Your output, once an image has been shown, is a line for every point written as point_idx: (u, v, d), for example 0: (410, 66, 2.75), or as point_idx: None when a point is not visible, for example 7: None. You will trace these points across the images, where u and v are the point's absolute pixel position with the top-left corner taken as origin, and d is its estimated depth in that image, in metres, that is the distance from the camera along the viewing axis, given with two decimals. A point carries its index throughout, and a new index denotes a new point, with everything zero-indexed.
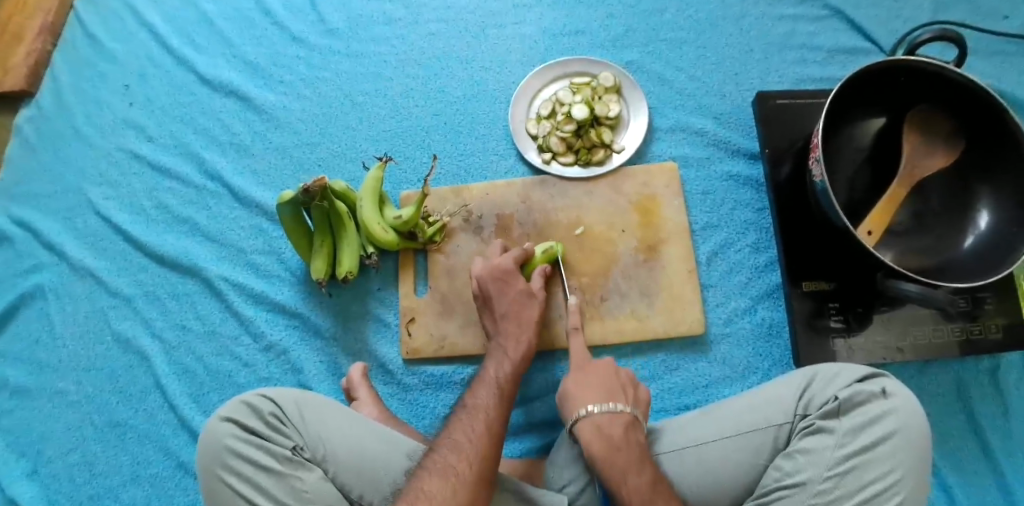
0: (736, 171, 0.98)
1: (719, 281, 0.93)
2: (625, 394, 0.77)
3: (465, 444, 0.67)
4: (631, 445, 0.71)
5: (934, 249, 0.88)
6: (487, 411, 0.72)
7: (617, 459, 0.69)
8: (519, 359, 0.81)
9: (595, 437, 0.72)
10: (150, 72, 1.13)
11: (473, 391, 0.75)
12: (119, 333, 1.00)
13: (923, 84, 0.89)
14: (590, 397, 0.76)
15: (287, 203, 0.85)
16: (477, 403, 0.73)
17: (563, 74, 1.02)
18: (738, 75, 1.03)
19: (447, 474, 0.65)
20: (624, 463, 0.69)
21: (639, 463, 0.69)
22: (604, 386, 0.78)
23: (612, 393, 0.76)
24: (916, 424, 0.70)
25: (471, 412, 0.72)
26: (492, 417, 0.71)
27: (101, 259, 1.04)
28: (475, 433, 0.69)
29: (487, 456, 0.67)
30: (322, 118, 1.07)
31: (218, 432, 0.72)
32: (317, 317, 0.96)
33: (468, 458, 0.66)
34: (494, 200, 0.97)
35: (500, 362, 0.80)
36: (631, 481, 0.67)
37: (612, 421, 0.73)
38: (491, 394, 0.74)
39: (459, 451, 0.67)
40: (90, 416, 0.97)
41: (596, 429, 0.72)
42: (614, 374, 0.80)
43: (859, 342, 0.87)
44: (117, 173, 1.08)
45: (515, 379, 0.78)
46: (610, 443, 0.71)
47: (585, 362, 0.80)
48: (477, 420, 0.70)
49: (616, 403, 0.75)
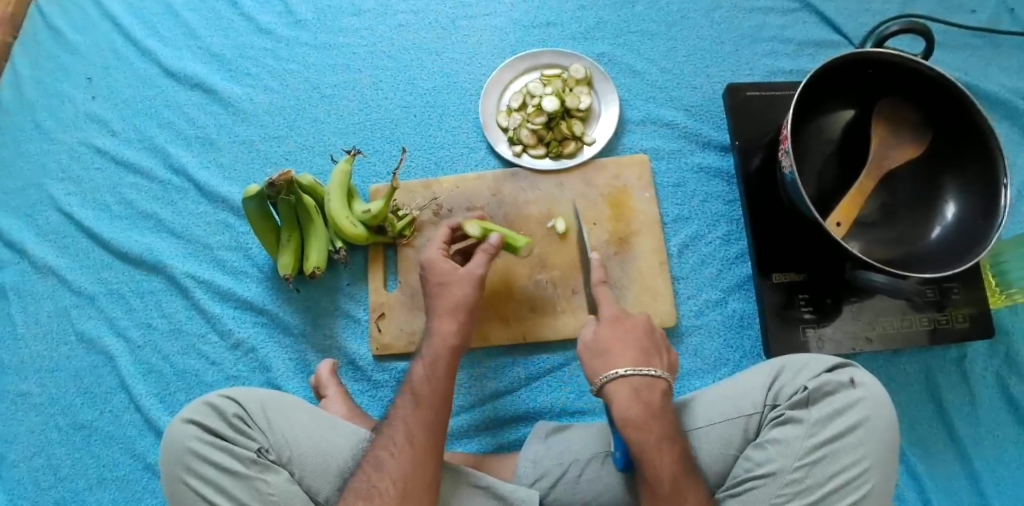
0: (706, 163, 0.98)
1: (690, 273, 0.93)
2: (658, 358, 0.73)
3: (387, 463, 0.67)
4: (665, 416, 0.69)
5: (902, 241, 0.89)
6: (407, 423, 0.70)
7: (651, 430, 0.67)
8: (448, 355, 0.75)
9: (632, 402, 0.69)
10: (114, 64, 1.10)
11: (397, 399, 0.73)
12: (82, 333, 0.97)
13: (890, 77, 0.89)
14: (627, 359, 0.71)
15: (252, 198, 0.83)
16: (397, 416, 0.71)
17: (534, 66, 1.01)
18: (710, 67, 1.03)
19: (370, 496, 0.65)
20: (657, 437, 0.67)
21: (670, 437, 0.68)
22: (640, 346, 0.73)
23: (648, 355, 0.73)
24: (883, 413, 0.70)
25: (393, 426, 0.71)
26: (412, 427, 0.69)
27: (63, 256, 1.01)
28: (397, 448, 0.68)
29: (410, 472, 0.67)
30: (290, 111, 1.05)
31: (181, 435, 0.70)
32: (285, 313, 0.95)
33: (391, 477, 0.66)
34: (464, 194, 0.96)
35: (425, 361, 0.75)
36: (664, 451, 0.67)
37: (650, 387, 0.70)
38: (411, 403, 0.72)
39: (382, 470, 0.67)
40: (53, 418, 0.95)
41: (634, 393, 0.69)
42: (649, 332, 0.75)
43: (829, 333, 0.88)
44: (79, 168, 1.06)
45: (439, 377, 0.73)
46: (649, 410, 0.68)
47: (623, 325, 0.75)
48: (398, 434, 0.69)
49: (653, 368, 0.71)
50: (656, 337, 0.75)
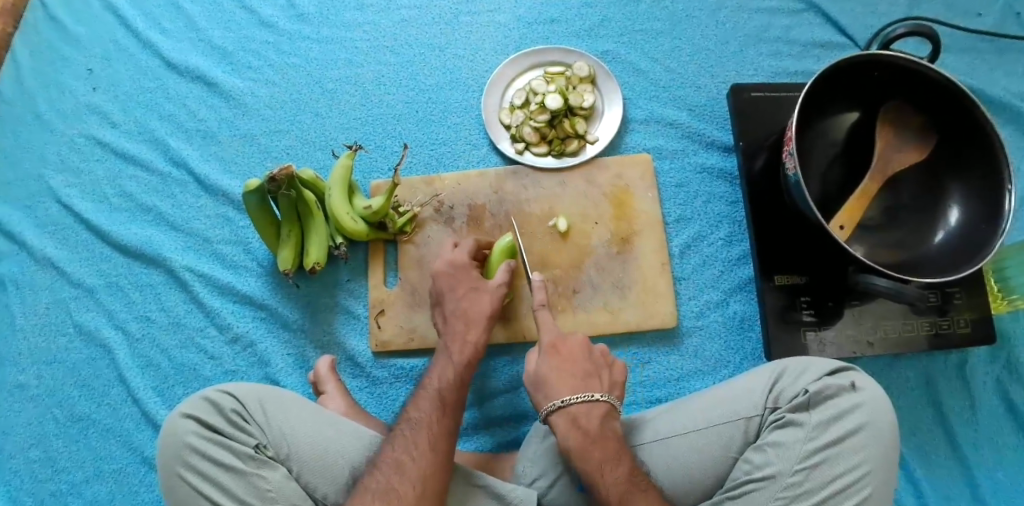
0: (710, 163, 0.97)
1: (692, 273, 0.93)
2: (599, 380, 0.75)
3: (407, 464, 0.67)
4: (607, 437, 0.71)
5: (906, 244, 0.89)
6: (431, 426, 0.71)
7: (594, 452, 0.69)
8: (467, 361, 0.79)
9: (571, 430, 0.71)
10: (116, 55, 1.09)
11: (416, 401, 0.74)
12: (80, 325, 0.97)
13: (897, 79, 0.88)
14: (565, 386, 0.73)
15: (254, 191, 0.83)
16: (420, 417, 0.72)
17: (538, 63, 1.01)
18: (714, 67, 1.02)
19: (389, 497, 0.65)
20: (600, 458, 0.69)
21: (616, 458, 0.69)
22: (579, 370, 0.75)
23: (587, 380, 0.74)
24: (884, 418, 0.70)
25: (414, 426, 0.71)
26: (436, 431, 0.70)
27: (62, 248, 1.01)
28: (418, 450, 0.69)
29: (430, 474, 0.67)
30: (291, 105, 1.04)
31: (179, 429, 0.69)
32: (284, 309, 0.94)
33: (410, 479, 0.66)
34: (466, 191, 0.95)
35: (444, 366, 0.78)
36: (613, 472, 0.68)
37: (588, 412, 0.72)
38: (435, 407, 0.73)
39: (401, 472, 0.67)
40: (50, 410, 0.94)
41: (572, 421, 0.71)
42: (587, 354, 0.77)
43: (831, 336, 0.87)
44: (78, 160, 1.05)
45: (460, 383, 0.76)
46: (587, 437, 0.70)
47: (561, 354, 0.76)
48: (419, 436, 0.70)
49: (592, 392, 0.73)
50: (595, 359, 0.77)
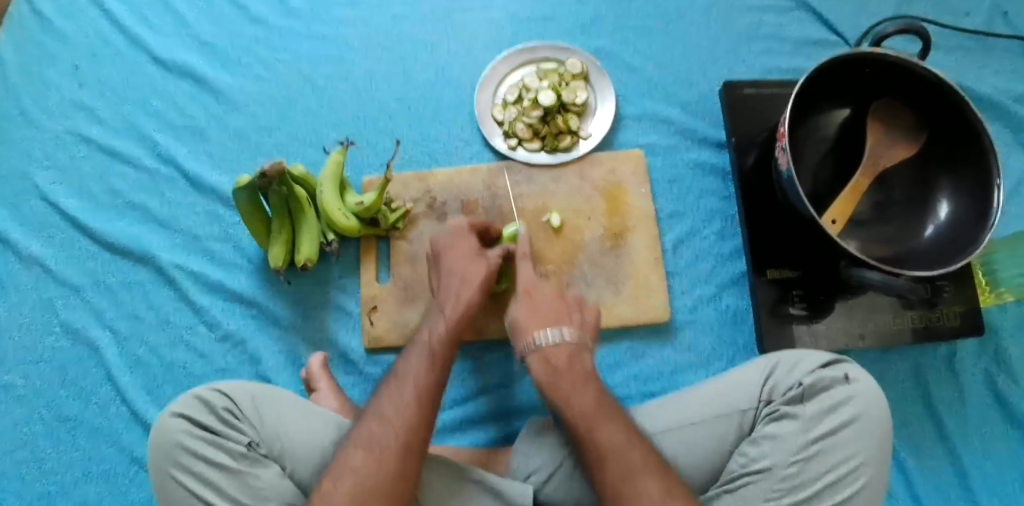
0: (702, 159, 0.98)
1: (685, 269, 0.93)
2: (572, 318, 0.75)
3: (391, 415, 0.65)
4: (576, 371, 0.70)
5: (896, 239, 0.90)
6: (417, 379, 0.69)
7: (562, 381, 0.69)
8: (462, 318, 0.75)
9: (540, 366, 0.71)
10: (102, 51, 1.08)
11: (406, 355, 0.72)
12: (67, 323, 0.95)
13: (887, 76, 0.89)
14: (535, 322, 0.74)
15: (243, 188, 0.82)
16: (407, 370, 0.70)
17: (531, 60, 1.01)
18: (706, 64, 1.03)
19: (373, 448, 0.63)
20: (567, 386, 0.68)
21: (581, 385, 0.68)
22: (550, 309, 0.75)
23: (559, 318, 0.75)
24: (877, 409, 0.71)
25: (401, 379, 0.69)
26: (423, 383, 0.68)
27: (48, 246, 0.99)
28: (403, 402, 0.67)
29: (415, 424, 0.65)
30: (282, 102, 1.03)
31: (170, 428, 0.69)
32: (276, 306, 0.93)
33: (395, 430, 0.64)
34: (459, 187, 0.95)
35: (436, 320, 0.75)
36: (580, 398, 0.67)
37: (558, 350, 0.71)
38: (423, 359, 0.71)
39: (386, 423, 0.65)
40: (36, 410, 0.93)
41: (544, 360, 0.71)
42: (560, 297, 0.77)
43: (822, 330, 0.88)
44: (65, 157, 1.04)
45: (452, 337, 0.73)
46: (553, 369, 0.70)
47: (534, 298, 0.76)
48: (406, 389, 0.68)
49: (562, 329, 0.73)
50: (568, 301, 0.77)
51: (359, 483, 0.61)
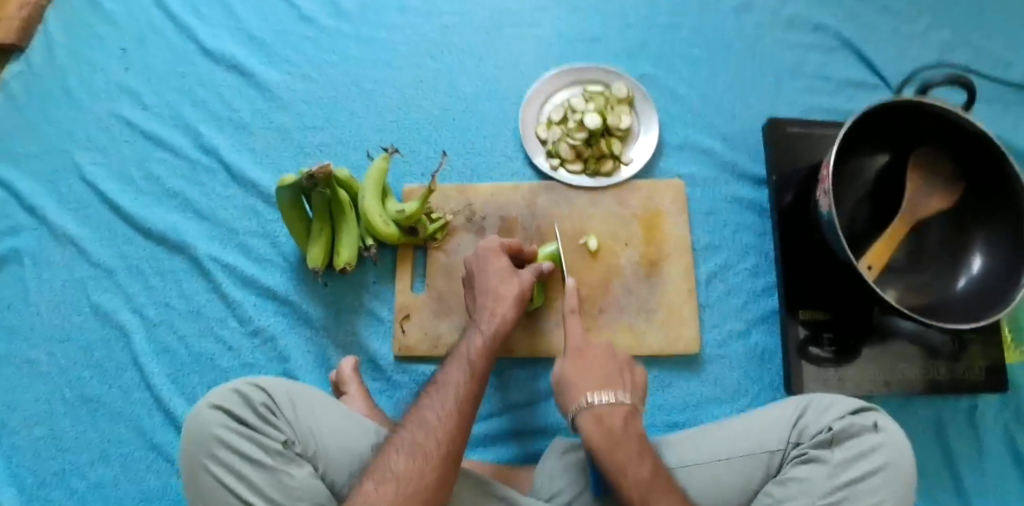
0: (741, 194, 0.98)
1: (716, 301, 0.94)
2: (624, 381, 0.75)
3: (432, 422, 0.66)
4: (630, 438, 0.70)
5: (929, 288, 0.90)
6: (457, 389, 0.69)
7: (617, 452, 0.68)
8: (500, 333, 0.76)
9: (596, 429, 0.70)
10: (151, 38, 1.09)
11: (446, 364, 0.73)
12: (98, 305, 0.96)
13: (931, 126, 0.90)
14: (590, 384, 0.73)
15: (288, 187, 0.82)
16: (448, 378, 0.71)
17: (578, 81, 1.02)
18: (750, 98, 1.04)
19: (415, 453, 0.64)
20: (624, 455, 0.68)
21: (639, 457, 0.68)
22: (602, 370, 0.75)
23: (609, 379, 0.74)
24: (905, 459, 0.71)
25: (441, 387, 0.70)
26: (462, 394, 0.69)
27: (83, 226, 1.00)
28: (444, 410, 0.67)
29: (455, 434, 0.66)
30: (327, 102, 1.04)
31: (207, 420, 0.69)
32: (308, 305, 0.94)
33: (436, 437, 0.65)
34: (499, 202, 0.96)
35: (473, 331, 0.76)
36: (637, 467, 0.67)
37: (614, 411, 0.71)
38: (463, 369, 0.71)
39: (426, 429, 0.66)
40: (60, 389, 0.93)
41: (597, 420, 0.71)
42: (612, 357, 0.77)
43: (849, 374, 0.89)
44: (106, 139, 1.04)
45: (490, 349, 0.74)
46: (610, 435, 0.69)
47: (584, 358, 0.76)
48: (446, 396, 0.69)
49: (617, 393, 0.73)
50: (619, 360, 0.77)
51: (401, 489, 0.62)
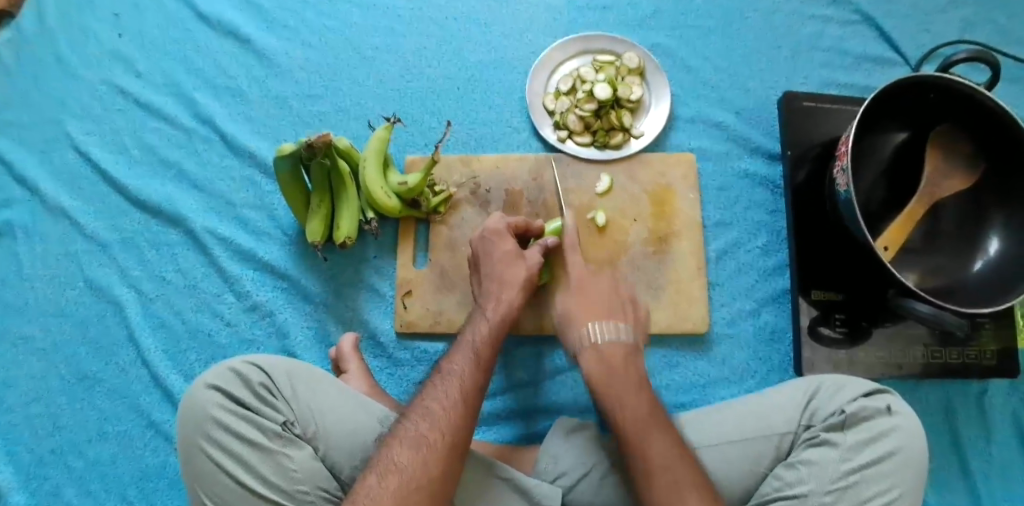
0: (753, 170, 0.96)
1: (726, 280, 0.91)
2: (625, 316, 0.77)
3: (437, 412, 0.65)
4: (629, 373, 0.72)
5: (944, 270, 0.88)
6: (462, 382, 0.67)
7: (613, 382, 0.70)
8: (503, 321, 0.75)
9: (595, 360, 0.73)
10: (145, 2, 1.05)
11: (451, 354, 0.71)
12: (92, 280, 0.93)
13: (952, 103, 0.86)
14: (591, 317, 0.76)
15: (286, 157, 0.80)
16: (452, 369, 0.69)
17: (587, 50, 0.98)
18: (765, 71, 1.00)
19: (419, 446, 0.62)
20: (621, 389, 0.70)
21: (636, 390, 0.70)
22: (604, 307, 0.77)
23: (612, 314, 0.77)
24: (917, 443, 0.69)
25: (445, 378, 0.68)
26: (468, 385, 0.67)
27: (76, 198, 0.97)
28: (449, 401, 0.66)
29: (459, 425, 0.64)
30: (327, 70, 1.00)
31: (203, 401, 0.67)
32: (308, 280, 0.92)
33: (441, 428, 0.63)
34: (504, 176, 0.93)
35: (479, 322, 0.75)
36: (612, 347, 0.73)
37: (612, 347, 0.73)
38: (468, 359, 0.70)
39: (431, 420, 0.64)
40: (55, 365, 0.91)
41: (597, 355, 0.73)
42: (613, 293, 0.79)
43: (860, 355, 0.87)
44: (99, 107, 1.01)
45: (496, 339, 0.73)
46: (609, 367, 0.72)
47: (584, 293, 0.78)
48: (450, 386, 0.67)
49: (618, 330, 0.75)
50: (620, 298, 0.79)
51: (404, 481, 0.60)
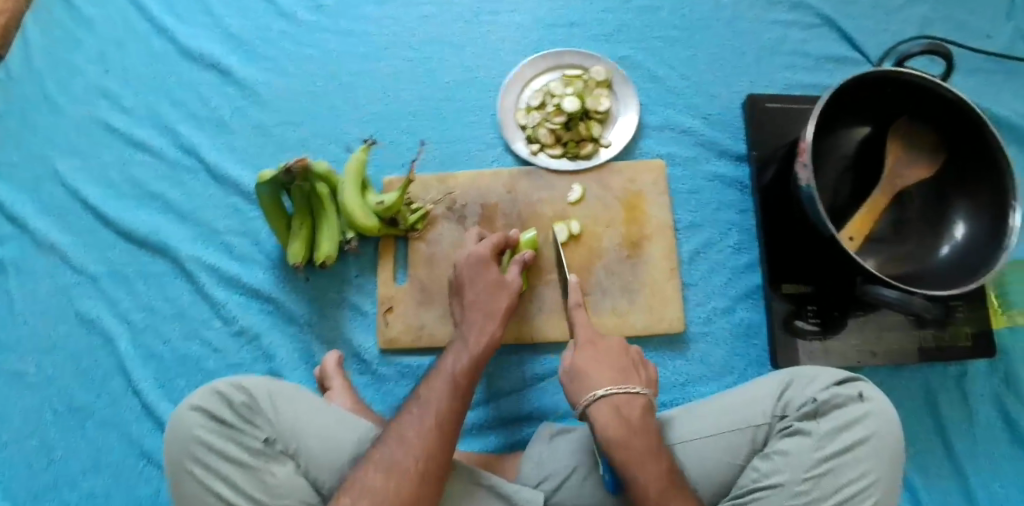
0: (722, 172, 0.98)
1: (700, 280, 0.93)
2: (637, 375, 0.74)
3: (411, 439, 0.67)
4: (648, 432, 0.69)
5: (910, 258, 0.90)
6: (439, 408, 0.69)
7: (632, 445, 0.67)
8: (482, 349, 0.76)
9: (613, 420, 0.69)
10: (129, 40, 1.08)
11: (429, 381, 0.73)
12: (84, 312, 0.96)
13: (909, 96, 0.89)
14: (603, 376, 0.72)
15: (267, 183, 0.83)
16: (430, 396, 0.71)
17: (555, 66, 1.01)
18: (730, 76, 1.03)
19: (392, 471, 0.64)
20: (640, 453, 0.67)
21: (656, 454, 0.67)
22: (616, 363, 0.74)
23: (625, 372, 0.74)
24: (890, 429, 0.71)
25: (422, 405, 0.70)
26: (444, 412, 0.69)
27: (67, 233, 1.00)
28: (423, 427, 0.68)
29: (433, 452, 0.66)
30: (305, 97, 1.04)
31: (187, 422, 0.69)
32: (292, 304, 0.94)
33: (414, 454, 0.66)
34: (479, 190, 0.95)
35: (458, 350, 0.76)
36: (628, 403, 0.70)
37: (629, 403, 0.70)
38: (446, 386, 0.71)
39: (406, 447, 0.66)
40: (50, 397, 0.93)
41: (613, 410, 0.69)
42: (624, 350, 0.76)
43: (834, 345, 0.88)
44: (87, 144, 1.04)
45: (476, 365, 0.74)
46: (628, 427, 0.68)
47: (597, 348, 0.75)
48: (426, 414, 0.69)
49: (632, 385, 0.72)
50: (631, 356, 0.76)
51: None
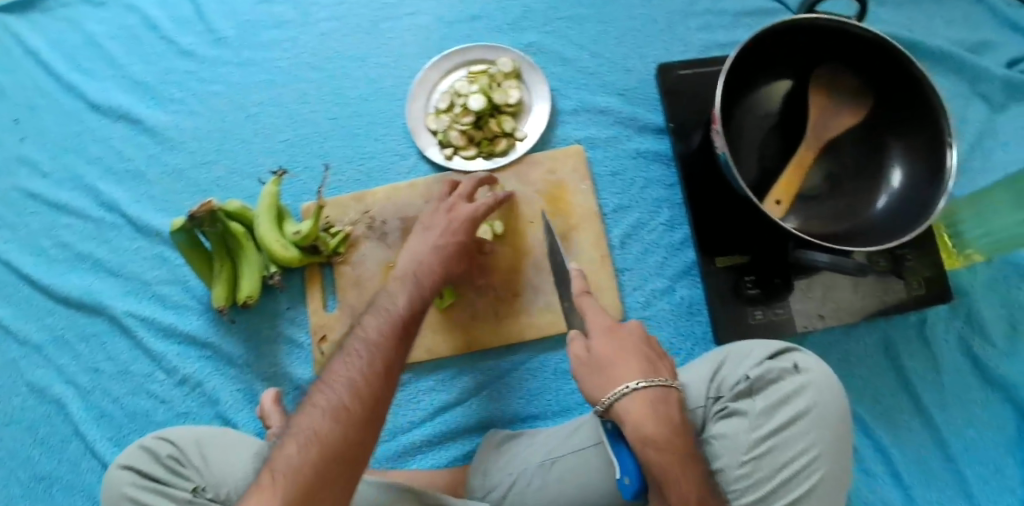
0: (643, 148, 0.95)
1: (634, 264, 0.91)
2: (663, 367, 0.66)
3: (356, 376, 0.60)
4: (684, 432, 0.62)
5: (845, 212, 0.87)
6: (381, 346, 0.63)
7: (669, 451, 0.60)
8: (422, 293, 0.70)
9: (648, 415, 0.61)
10: (39, 103, 1.06)
11: (366, 320, 0.66)
12: (32, 383, 0.96)
13: (826, 41, 0.84)
14: (630, 371, 0.64)
15: (179, 230, 0.81)
16: (370, 333, 0.64)
17: (460, 63, 0.98)
18: (643, 47, 0.99)
19: (338, 409, 0.58)
20: (679, 463, 0.60)
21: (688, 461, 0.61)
22: (641, 355, 0.66)
23: (650, 366, 0.65)
24: (831, 397, 0.68)
25: (362, 341, 0.63)
26: (389, 348, 0.63)
27: (4, 306, 0.99)
28: (367, 366, 0.61)
29: (379, 393, 0.60)
30: (216, 134, 1.02)
31: (116, 481, 0.69)
32: (230, 346, 0.93)
33: (360, 391, 0.59)
34: (397, 205, 0.93)
35: (400, 293, 0.69)
36: (659, 398, 0.63)
37: (666, 397, 0.63)
38: (385, 323, 0.65)
39: (351, 385, 0.59)
40: (12, 471, 0.93)
41: (648, 404, 0.62)
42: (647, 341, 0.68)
43: (779, 313, 0.85)
44: (12, 214, 1.02)
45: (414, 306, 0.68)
46: (668, 425, 0.61)
47: (618, 338, 0.67)
48: (369, 352, 0.62)
49: (662, 378, 0.65)
50: (653, 347, 0.68)
51: (323, 449, 0.56)
